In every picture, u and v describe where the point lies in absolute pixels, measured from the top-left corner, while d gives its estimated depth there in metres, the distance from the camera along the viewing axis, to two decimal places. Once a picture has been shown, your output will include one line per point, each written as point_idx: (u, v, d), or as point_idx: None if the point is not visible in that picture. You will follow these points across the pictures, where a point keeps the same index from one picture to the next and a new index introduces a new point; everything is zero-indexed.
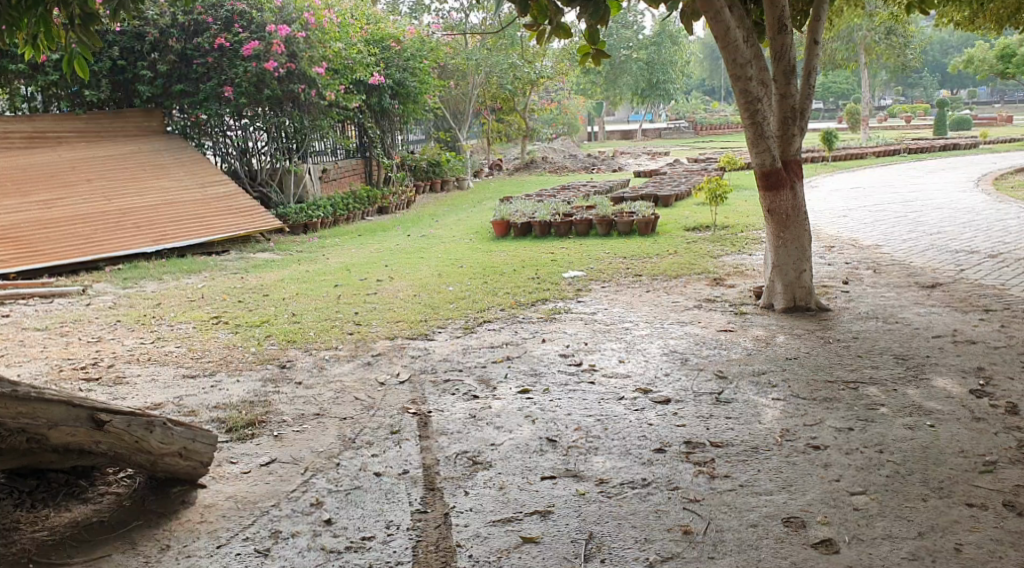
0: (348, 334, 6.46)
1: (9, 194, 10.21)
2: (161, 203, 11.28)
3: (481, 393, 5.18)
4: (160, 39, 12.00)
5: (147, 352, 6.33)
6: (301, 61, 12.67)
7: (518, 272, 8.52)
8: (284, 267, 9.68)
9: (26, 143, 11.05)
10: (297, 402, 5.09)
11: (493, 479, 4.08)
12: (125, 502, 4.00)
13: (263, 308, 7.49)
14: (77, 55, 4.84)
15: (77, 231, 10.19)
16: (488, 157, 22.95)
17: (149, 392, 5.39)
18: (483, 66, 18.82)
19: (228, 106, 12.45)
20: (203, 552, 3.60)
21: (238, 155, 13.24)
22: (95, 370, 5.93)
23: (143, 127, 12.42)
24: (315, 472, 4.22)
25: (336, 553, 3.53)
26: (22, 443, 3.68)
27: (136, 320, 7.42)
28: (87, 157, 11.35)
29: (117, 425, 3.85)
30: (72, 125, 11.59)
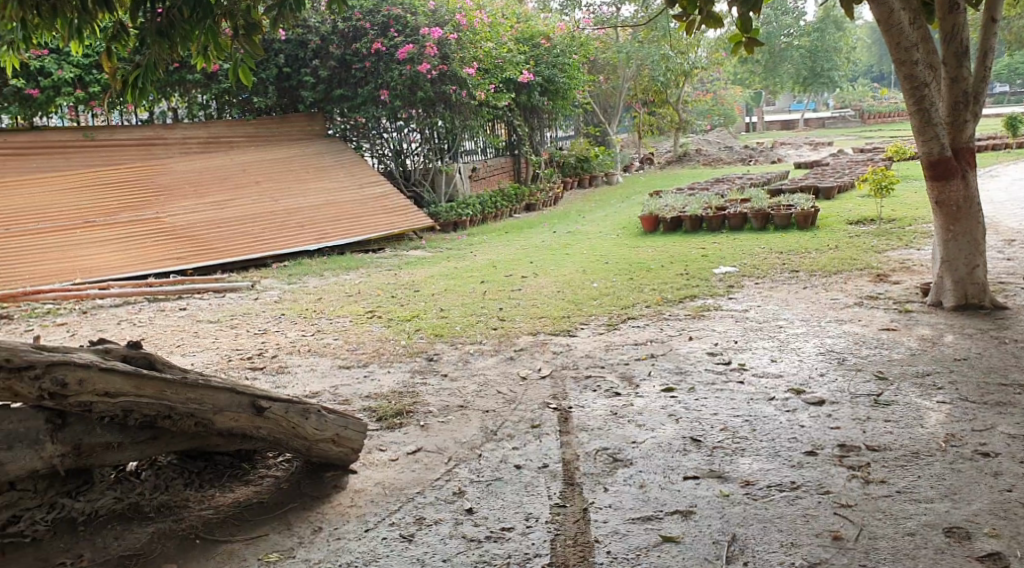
0: (493, 329, 6.56)
1: (187, 196, 11.03)
2: (323, 203, 11.85)
3: (624, 390, 5.13)
4: (322, 45, 12.58)
5: (306, 344, 6.66)
6: (453, 62, 12.94)
7: (667, 268, 8.39)
8: (435, 264, 9.94)
9: (202, 148, 11.89)
10: (443, 394, 5.22)
11: (634, 477, 4.02)
12: (283, 485, 4.24)
13: (413, 303, 7.73)
14: (243, 64, 5.09)
15: (246, 230, 10.89)
16: (639, 152, 22.68)
17: (308, 381, 5.69)
18: (634, 58, 18.61)
19: (384, 109, 12.92)
20: (352, 535, 3.71)
21: (392, 156, 13.71)
22: (260, 360, 6.31)
23: (307, 131, 13.07)
24: (458, 462, 4.30)
25: (477, 541, 3.57)
26: (191, 426, 3.94)
27: (297, 314, 7.83)
28: (256, 159, 12.06)
29: (276, 411, 4.07)
30: (242, 130, 12.36)
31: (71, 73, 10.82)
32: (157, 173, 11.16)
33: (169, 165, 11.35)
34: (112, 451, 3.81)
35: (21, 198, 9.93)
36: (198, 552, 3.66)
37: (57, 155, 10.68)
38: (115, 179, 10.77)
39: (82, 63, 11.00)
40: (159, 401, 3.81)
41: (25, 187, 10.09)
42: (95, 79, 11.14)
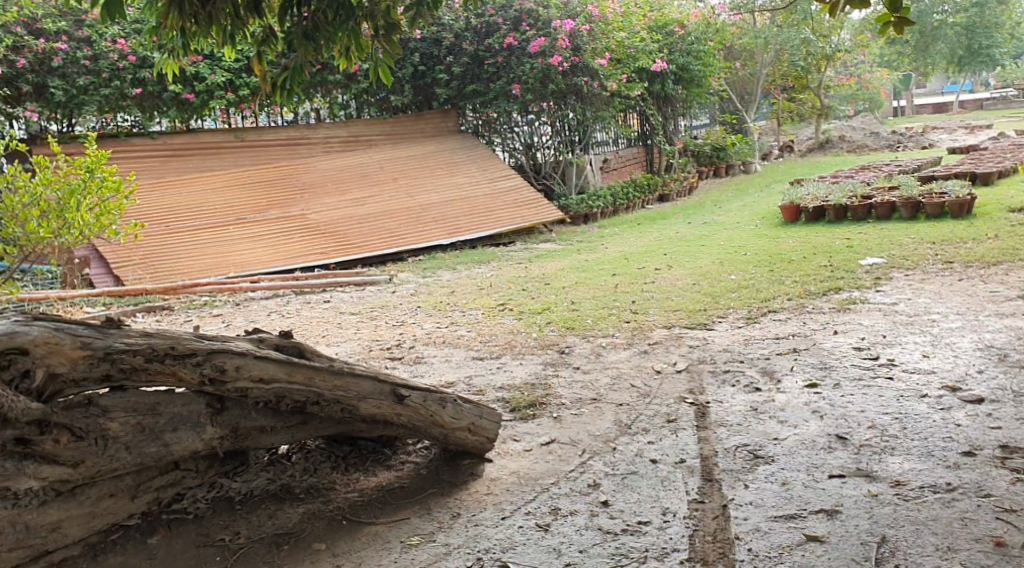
0: (625, 322, 6.51)
1: (329, 192, 11.49)
2: (457, 198, 12.09)
3: (764, 385, 4.98)
4: (455, 42, 12.84)
5: (441, 336, 6.81)
6: (584, 54, 12.94)
7: (808, 259, 8.09)
8: (567, 257, 9.95)
9: (342, 147, 12.34)
10: (576, 386, 5.22)
11: (776, 474, 3.91)
12: (422, 471, 4.36)
13: (545, 296, 7.77)
14: (382, 64, 5.23)
15: (384, 225, 11.24)
16: (777, 140, 21.93)
17: (444, 371, 5.83)
18: (773, 43, 18.01)
19: (515, 103, 12.98)
20: (489, 522, 3.76)
21: (524, 150, 13.81)
22: (398, 351, 6.50)
23: (441, 127, 13.39)
24: (592, 454, 4.30)
25: (614, 534, 3.55)
26: (338, 412, 4.11)
27: (433, 306, 8.01)
28: (393, 156, 12.40)
29: (416, 399, 4.20)
30: (380, 129, 12.78)
31: (223, 77, 11.44)
32: (301, 171, 11.66)
33: (312, 164, 11.84)
34: (265, 434, 4.03)
35: (179, 197, 10.60)
36: (344, 533, 3.81)
37: (210, 157, 11.34)
38: (263, 177, 11.33)
39: (233, 68, 11.61)
40: (308, 389, 4.00)
41: (183, 186, 10.76)
42: (245, 82, 11.72)
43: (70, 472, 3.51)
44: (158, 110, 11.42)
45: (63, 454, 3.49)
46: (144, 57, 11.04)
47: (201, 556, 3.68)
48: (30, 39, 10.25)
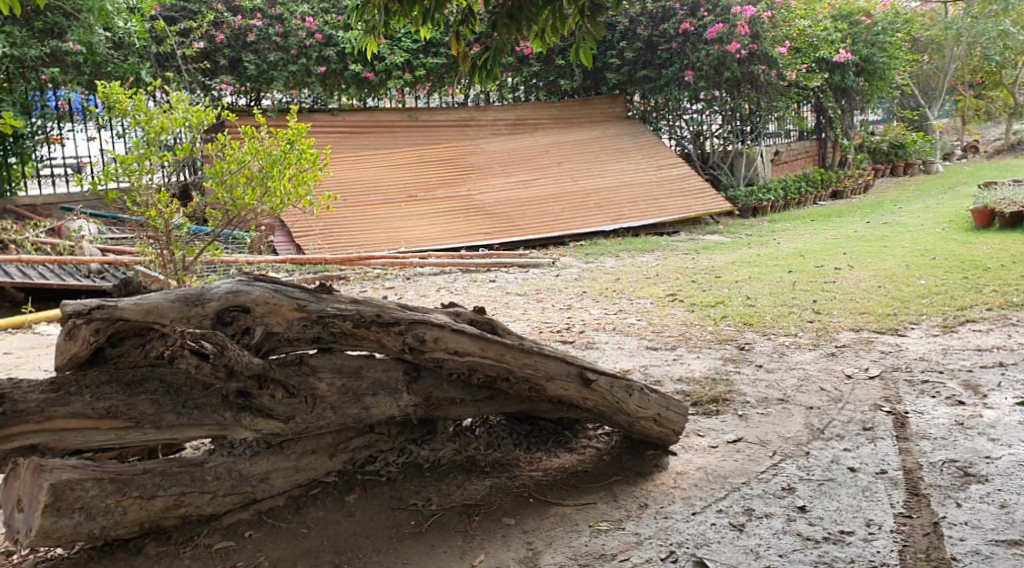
0: (807, 321, 6.27)
1: (495, 174, 11.63)
2: (622, 184, 11.98)
3: (968, 399, 4.67)
4: (630, 27, 12.77)
5: (611, 323, 6.77)
6: (764, 41, 12.63)
7: (1007, 268, 7.53)
8: (736, 250, 9.68)
9: (510, 130, 12.42)
10: (760, 385, 5.05)
11: (992, 495, 3.65)
12: (605, 456, 4.34)
13: (717, 289, 7.57)
14: (585, 43, 4.97)
15: (548, 209, 11.30)
16: (960, 139, 20.57)
17: (618, 358, 5.77)
18: (966, 36, 16.91)
19: (687, 90, 12.81)
20: (680, 516, 3.68)
21: (692, 138, 13.53)
22: (569, 334, 6.49)
23: (608, 113, 13.21)
24: (783, 457, 4.14)
25: (815, 541, 3.41)
26: (525, 390, 4.14)
27: (600, 292, 7.96)
28: (560, 139, 12.39)
29: (603, 384, 4.17)
30: (548, 112, 12.74)
31: (402, 58, 11.79)
32: (470, 152, 11.84)
33: (482, 146, 11.99)
34: (455, 406, 4.11)
35: (355, 173, 10.99)
36: (532, 510, 3.83)
37: (385, 135, 11.68)
38: (434, 156, 11.58)
39: (412, 48, 11.93)
40: (499, 365, 4.03)
41: (359, 163, 11.15)
42: (422, 63, 12.03)
43: (282, 426, 3.67)
44: (339, 87, 11.90)
45: (277, 409, 3.65)
46: (330, 36, 11.51)
47: (396, 519, 3.79)
48: (229, 15, 11.02)
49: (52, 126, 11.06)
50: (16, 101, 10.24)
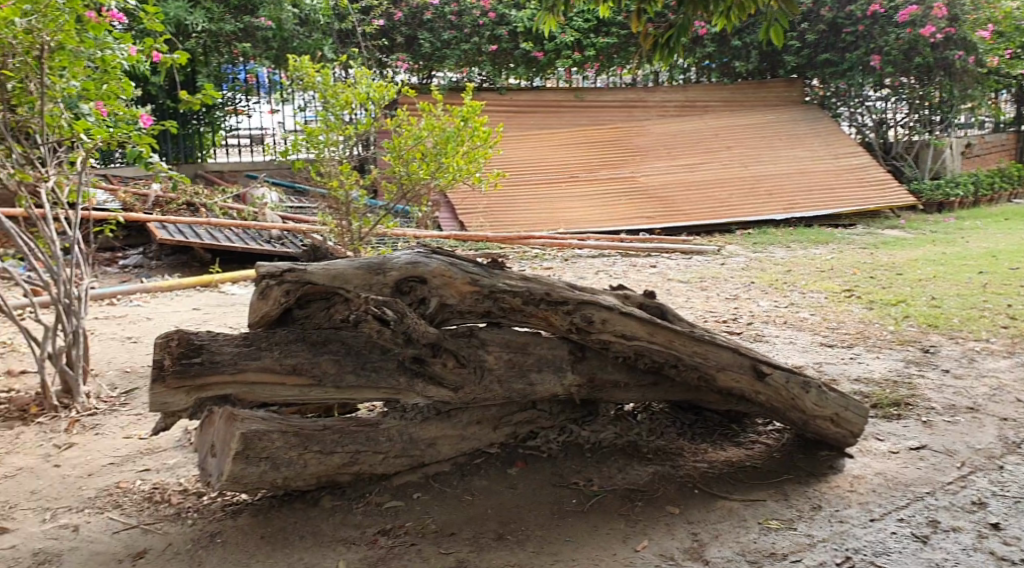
0: (1002, 327, 5.81)
1: (661, 156, 11.43)
2: (795, 171, 11.52)
3: None
4: (813, 8, 12.35)
5: (781, 316, 6.52)
6: (962, 24, 11.79)
7: None
8: (918, 247, 9.10)
9: (679, 112, 12.15)
10: (947, 391, 4.73)
11: None
12: (775, 454, 4.18)
13: (898, 287, 7.14)
14: (777, 23, 4.71)
15: (715, 195, 11.05)
16: None
17: (789, 353, 5.54)
18: None
19: (872, 76, 12.20)
20: (857, 522, 3.50)
21: (874, 127, 12.82)
22: (736, 325, 6.30)
23: (784, 98, 12.69)
24: (974, 469, 3.87)
25: (1009, 562, 3.18)
26: (695, 378, 4.01)
27: (768, 284, 7.69)
28: (729, 124, 12.00)
29: (778, 379, 4.01)
30: (719, 95, 12.35)
31: (572, 37, 11.78)
32: (636, 133, 11.68)
33: (648, 127, 11.80)
34: (619, 389, 4.07)
35: (521, 152, 11.08)
36: (697, 502, 3.74)
37: (551, 116, 11.68)
38: (599, 137, 11.52)
39: (583, 27, 11.90)
40: (668, 352, 3.94)
41: (525, 141, 11.24)
42: (592, 43, 11.96)
43: (451, 395, 3.73)
44: (507, 66, 11.93)
45: (447, 378, 3.71)
46: (503, 15, 11.67)
47: (559, 496, 3.79)
48: None
49: (240, 98, 11.83)
50: (211, 73, 11.09)
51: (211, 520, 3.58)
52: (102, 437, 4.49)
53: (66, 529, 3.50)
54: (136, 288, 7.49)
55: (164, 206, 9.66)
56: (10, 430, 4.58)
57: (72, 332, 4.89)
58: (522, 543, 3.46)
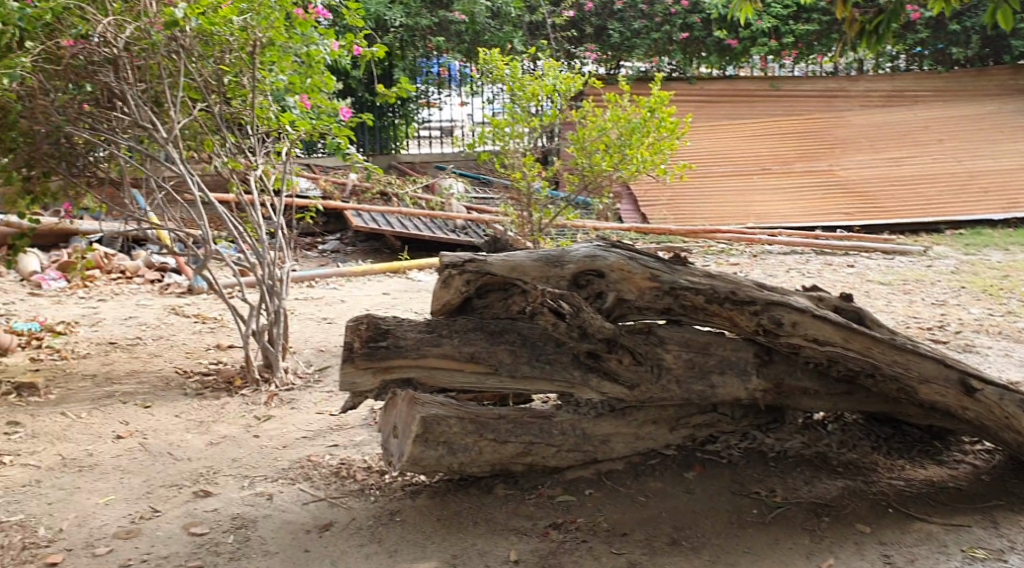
0: None
1: (863, 150, 10.79)
2: (1016, 167, 10.61)
3: None
4: None
5: (996, 325, 5.95)
6: None
7: None
8: None
9: (884, 102, 11.33)
10: None
11: None
12: (983, 477, 3.82)
13: None
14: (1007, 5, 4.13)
15: (923, 191, 10.48)
16: None
17: (1005, 368, 5.03)
18: None
19: None
20: None
21: None
22: (942, 334, 5.80)
23: (1007, 86, 11.51)
24: None
25: None
26: (893, 390, 3.72)
27: (982, 289, 7.05)
28: (941, 115, 11.07)
29: (990, 395, 3.65)
30: (931, 84, 11.42)
31: (769, 24, 11.24)
32: (835, 125, 11.03)
33: (849, 119, 11.11)
34: (807, 397, 3.84)
35: (709, 143, 10.85)
36: (891, 522, 3.49)
37: (743, 105, 11.23)
38: (794, 129, 10.98)
39: (782, 14, 11.32)
40: (865, 359, 3.66)
41: (713, 132, 10.95)
42: (791, 29, 11.39)
43: (627, 393, 3.66)
44: (699, 56, 11.59)
45: (623, 375, 3.64)
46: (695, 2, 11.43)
47: (738, 504, 3.63)
48: None
49: (432, 91, 12.19)
50: (407, 66, 11.74)
51: (392, 499, 3.69)
52: (296, 412, 4.75)
53: (261, 497, 3.72)
54: (331, 272, 7.88)
55: (360, 194, 10.15)
56: (217, 399, 4.94)
57: (274, 312, 5.20)
58: (697, 549, 3.34)
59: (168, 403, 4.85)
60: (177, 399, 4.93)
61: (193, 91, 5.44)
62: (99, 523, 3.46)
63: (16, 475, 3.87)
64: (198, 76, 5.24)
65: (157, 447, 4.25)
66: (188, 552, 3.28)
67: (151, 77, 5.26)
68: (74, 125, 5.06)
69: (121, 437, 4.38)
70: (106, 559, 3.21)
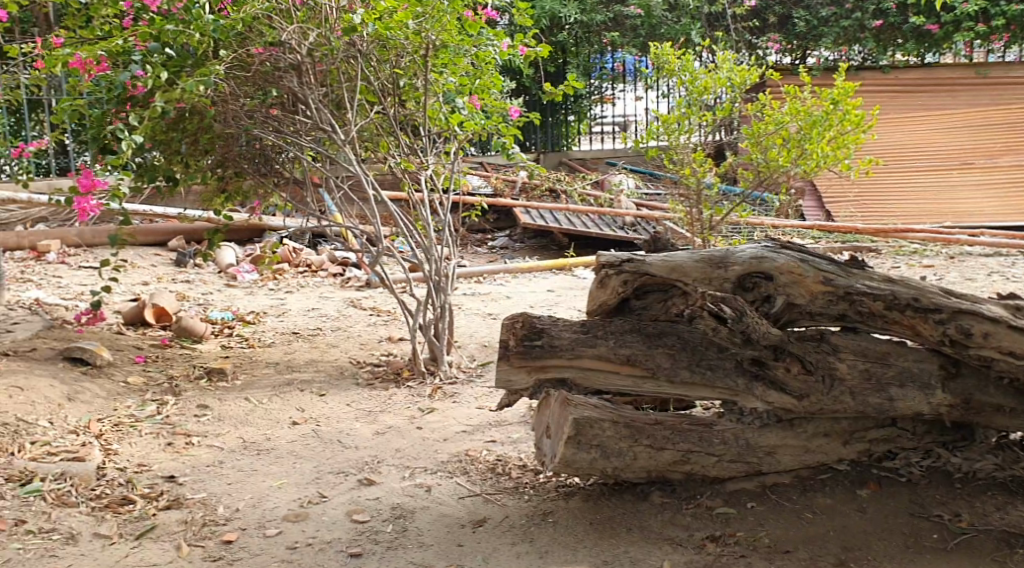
0: None
1: None
2: None
3: None
4: None
5: None
6: None
7: None
8: None
9: None
10: None
11: None
12: None
13: None
14: None
15: None
16: None
17: None
18: None
19: None
20: None
21: None
22: None
23: None
24: None
25: None
26: None
27: None
28: None
29: None
30: None
31: (977, 7, 10.29)
32: None
33: None
34: (1002, 415, 3.49)
35: (903, 135, 10.20)
36: None
37: (944, 95, 10.48)
38: (1003, 120, 10.12)
39: None
40: None
41: (907, 124, 10.29)
42: (1003, 10, 10.36)
43: (795, 403, 3.46)
44: (894, 43, 10.86)
45: (791, 384, 3.45)
46: None
47: (917, 528, 3.36)
48: None
49: (607, 87, 12.15)
50: (581, 63, 11.69)
51: (546, 499, 3.68)
52: (459, 405, 4.84)
53: (420, 489, 3.80)
54: (499, 268, 8.00)
55: (530, 191, 10.24)
56: (385, 390, 5.12)
57: (440, 307, 5.32)
58: None
59: (340, 393, 5.07)
60: (349, 389, 5.15)
61: (370, 94, 5.60)
62: (272, 506, 3.66)
63: (202, 455, 4.16)
64: (377, 80, 5.46)
65: (328, 435, 4.45)
66: (349, 538, 3.40)
67: (332, 82, 5.49)
68: (262, 127, 5.38)
69: (297, 423, 4.63)
70: (276, 540, 3.38)
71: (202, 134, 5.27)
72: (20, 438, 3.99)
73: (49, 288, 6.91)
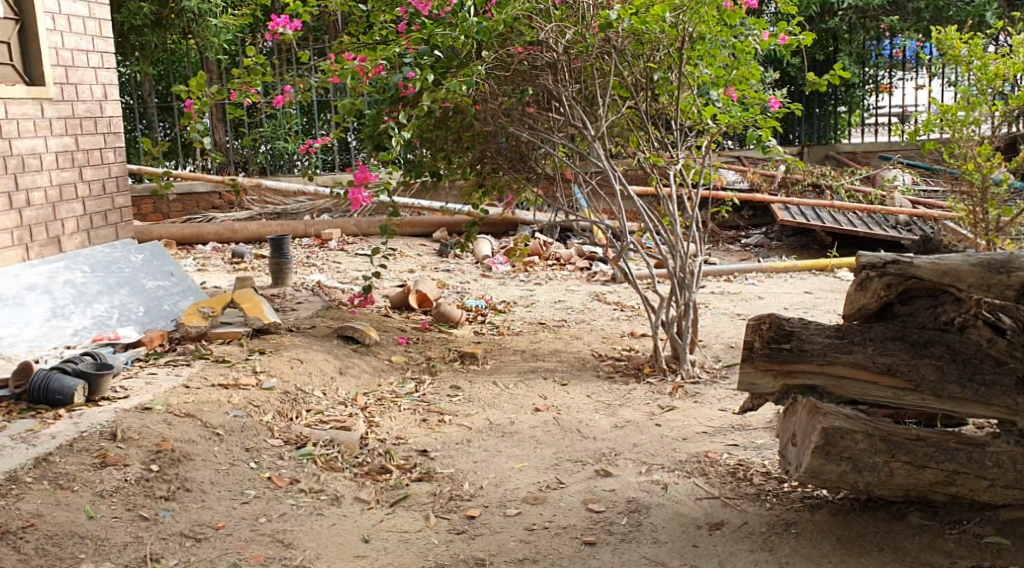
0: None
1: None
2: None
3: None
4: None
5: None
6: None
7: None
8: None
9: None
10: None
11: None
12: None
13: None
14: None
15: None
16: None
17: None
18: None
19: None
20: None
21: None
22: None
23: None
24: None
25: None
26: None
27: None
28: None
29: None
30: None
31: None
32: None
33: None
34: None
35: None
36: None
37: None
38: None
39: None
40: None
41: None
42: None
43: None
44: None
45: None
46: None
47: None
48: None
49: (883, 75, 11.28)
50: (853, 50, 10.95)
51: (789, 509, 3.52)
52: (701, 405, 4.76)
53: (656, 485, 3.78)
54: (752, 267, 7.74)
55: (790, 187, 9.82)
56: (626, 385, 5.14)
57: (684, 304, 5.26)
58: None
59: (581, 383, 5.17)
60: (591, 380, 5.23)
61: (622, 89, 5.61)
62: (513, 487, 3.81)
63: (452, 433, 4.42)
64: (630, 75, 5.47)
65: (569, 423, 4.56)
66: (584, 526, 3.46)
67: (587, 78, 5.62)
68: (518, 124, 5.58)
69: (539, 409, 4.77)
70: (515, 519, 3.52)
71: (463, 133, 5.59)
72: (299, 405, 4.45)
73: (330, 272, 7.63)
